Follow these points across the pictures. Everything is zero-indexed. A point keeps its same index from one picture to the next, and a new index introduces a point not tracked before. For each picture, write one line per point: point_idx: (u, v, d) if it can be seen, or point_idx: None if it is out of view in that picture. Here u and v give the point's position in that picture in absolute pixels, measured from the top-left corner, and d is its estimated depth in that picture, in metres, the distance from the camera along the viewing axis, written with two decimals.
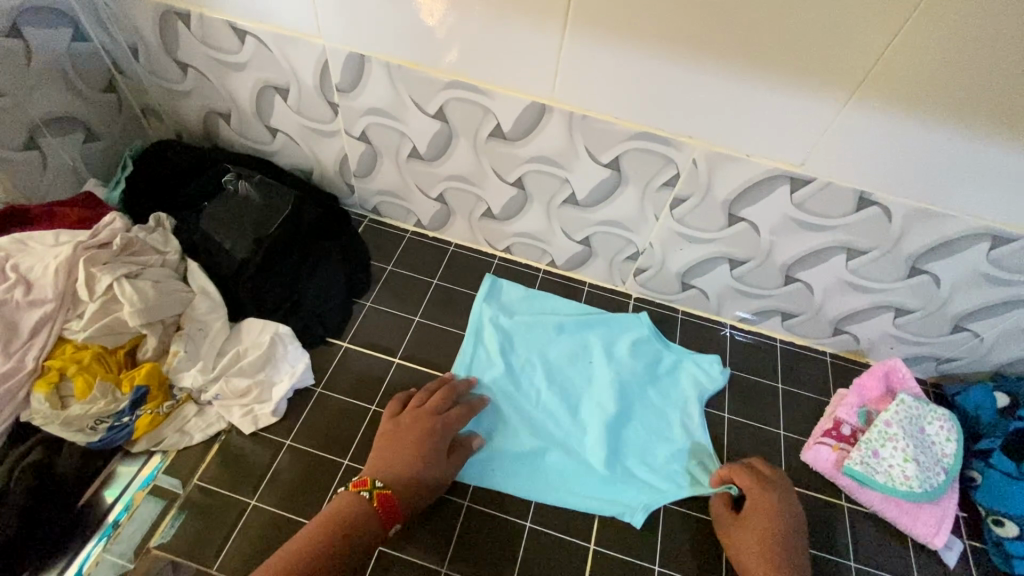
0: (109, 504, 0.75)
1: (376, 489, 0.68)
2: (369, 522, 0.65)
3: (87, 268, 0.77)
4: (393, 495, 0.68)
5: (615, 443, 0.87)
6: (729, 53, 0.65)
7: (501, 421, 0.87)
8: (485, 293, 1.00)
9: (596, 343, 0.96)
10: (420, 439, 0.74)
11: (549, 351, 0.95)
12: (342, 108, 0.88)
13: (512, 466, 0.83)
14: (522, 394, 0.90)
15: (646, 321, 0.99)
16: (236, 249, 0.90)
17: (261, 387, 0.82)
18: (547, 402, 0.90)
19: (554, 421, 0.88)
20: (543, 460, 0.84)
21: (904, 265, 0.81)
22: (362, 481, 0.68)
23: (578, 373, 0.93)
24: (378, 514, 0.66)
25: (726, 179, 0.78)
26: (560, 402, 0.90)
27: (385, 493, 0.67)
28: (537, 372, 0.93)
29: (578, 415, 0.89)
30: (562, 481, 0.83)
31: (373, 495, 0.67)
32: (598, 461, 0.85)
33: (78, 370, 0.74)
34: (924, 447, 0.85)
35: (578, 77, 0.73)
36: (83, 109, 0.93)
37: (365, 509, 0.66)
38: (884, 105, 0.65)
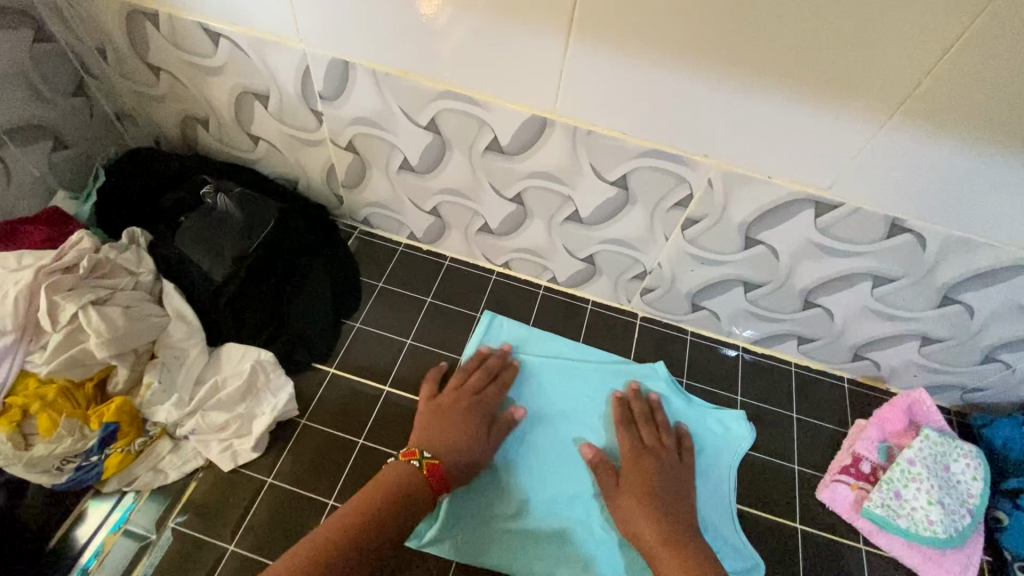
0: (81, 545, 0.71)
1: (425, 459, 0.69)
2: (418, 489, 0.67)
3: (50, 296, 0.72)
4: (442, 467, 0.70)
5: (620, 514, 0.80)
6: (753, 66, 0.58)
7: (494, 483, 0.81)
8: (482, 334, 0.92)
9: (605, 395, 0.89)
10: (465, 416, 0.77)
11: (550, 403, 0.88)
12: (327, 117, 0.82)
13: (505, 532, 0.77)
14: (519, 452, 0.84)
15: (664, 374, 0.92)
16: (215, 272, 0.83)
17: (241, 421, 0.77)
18: (546, 463, 0.83)
19: (552, 484, 0.82)
20: (538, 531, 0.78)
21: (936, 294, 0.75)
22: (412, 451, 0.70)
23: (583, 430, 0.86)
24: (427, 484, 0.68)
25: (744, 200, 0.71)
26: (560, 464, 0.83)
27: (433, 463, 0.69)
28: (537, 428, 0.86)
29: (578, 474, 0.83)
30: (559, 549, 0.77)
31: (424, 465, 0.69)
32: (598, 529, 0.79)
33: (42, 406, 0.69)
34: (949, 487, 0.79)
35: (583, 89, 0.66)
36: (50, 115, 0.86)
37: (416, 480, 0.67)
38: (927, 127, 0.58)
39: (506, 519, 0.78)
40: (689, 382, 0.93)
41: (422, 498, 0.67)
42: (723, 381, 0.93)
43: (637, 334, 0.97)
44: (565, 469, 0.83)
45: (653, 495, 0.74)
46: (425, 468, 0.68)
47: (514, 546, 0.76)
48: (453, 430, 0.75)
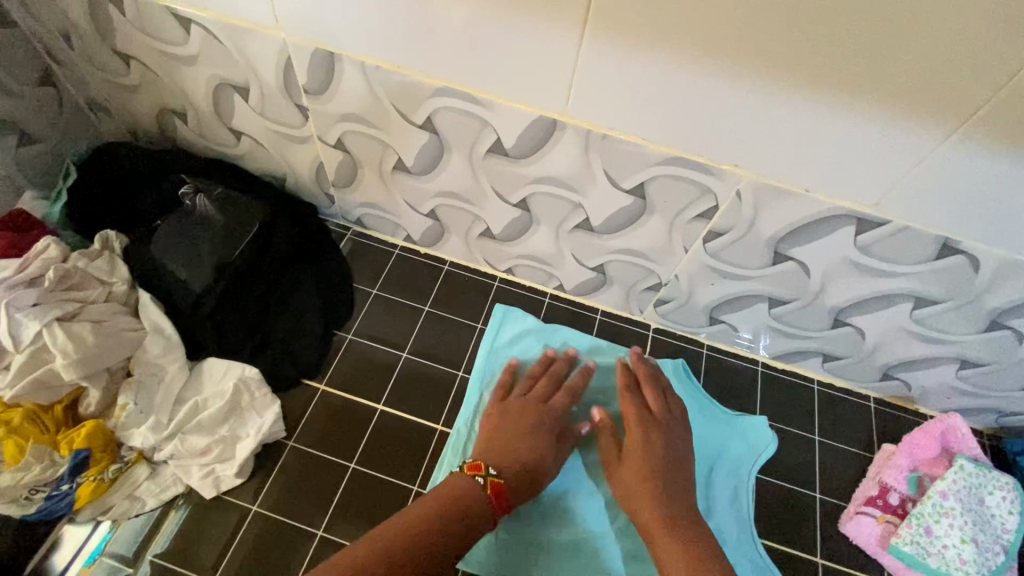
0: (56, 574, 0.66)
1: (490, 476, 0.64)
2: (517, 484, 0.66)
3: (11, 312, 0.66)
4: (505, 485, 0.64)
5: (634, 520, 0.74)
6: (799, 66, 0.50)
7: None
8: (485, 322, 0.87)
9: (621, 393, 0.84)
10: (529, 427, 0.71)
11: None
12: (313, 113, 0.74)
13: (512, 537, 0.72)
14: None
15: (678, 371, 0.86)
16: (193, 281, 0.77)
17: (224, 444, 0.71)
18: (556, 463, 0.77)
19: (562, 486, 0.76)
20: (545, 537, 0.73)
21: (983, 319, 0.68)
22: (475, 464, 0.64)
23: (598, 429, 0.80)
24: (489, 501, 0.62)
25: (776, 214, 0.64)
26: (571, 469, 0.78)
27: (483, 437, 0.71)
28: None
29: (589, 474, 0.77)
30: (569, 555, 0.72)
31: (487, 482, 0.63)
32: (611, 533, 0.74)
33: (7, 432, 0.64)
34: (983, 522, 0.74)
35: (598, 89, 0.58)
36: (13, 108, 0.78)
37: (504, 469, 0.66)
38: (997, 140, 0.50)
39: (511, 527, 0.73)
40: None
41: (518, 492, 0.66)
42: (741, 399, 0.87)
43: (649, 347, 0.90)
44: (576, 469, 0.77)
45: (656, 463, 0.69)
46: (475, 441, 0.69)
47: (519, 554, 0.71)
48: (517, 433, 0.70)
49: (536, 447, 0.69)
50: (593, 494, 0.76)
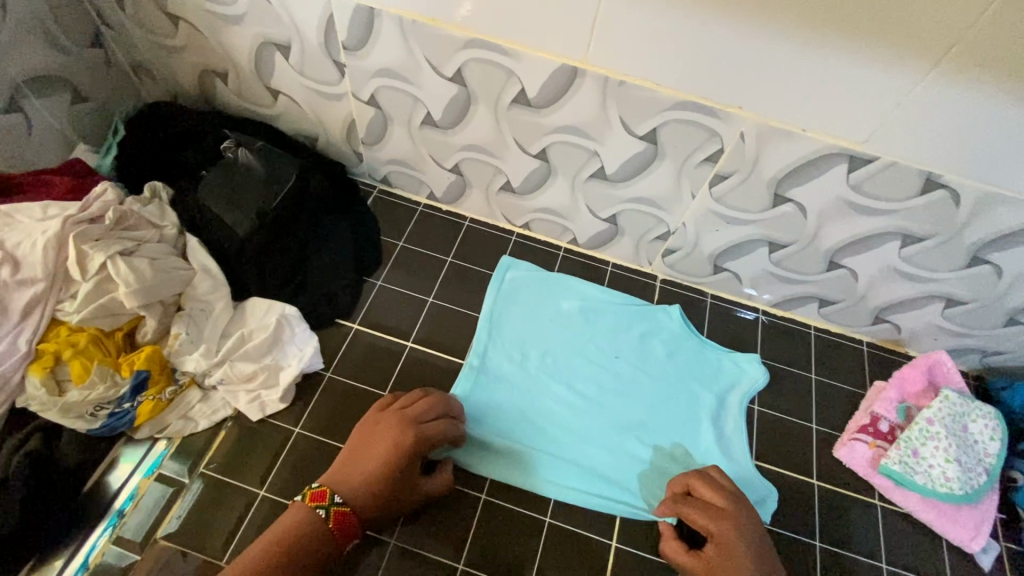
0: (116, 489, 0.72)
1: (333, 506, 0.62)
2: (373, 504, 0.64)
3: (78, 245, 0.72)
4: (351, 513, 0.63)
5: (639, 446, 0.82)
6: (797, 9, 0.56)
7: (522, 416, 0.82)
8: (500, 276, 0.94)
9: (628, 337, 0.91)
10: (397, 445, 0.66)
11: (573, 340, 0.90)
12: (349, 69, 0.80)
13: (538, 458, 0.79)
14: (542, 385, 0.85)
15: (677, 317, 0.93)
16: (238, 226, 0.84)
17: (268, 372, 0.78)
18: (568, 396, 0.85)
19: (573, 416, 0.83)
20: (569, 461, 0.80)
21: (964, 254, 0.74)
22: (319, 494, 0.62)
23: (604, 366, 0.88)
24: (331, 533, 0.61)
25: (776, 155, 0.70)
26: (587, 404, 0.84)
27: (341, 513, 0.62)
28: (558, 363, 0.87)
29: (605, 408, 0.84)
30: (593, 477, 0.79)
31: (330, 513, 0.62)
32: (629, 458, 0.81)
33: (74, 353, 0.70)
34: (966, 446, 0.80)
35: (616, 37, 0.64)
36: (69, 66, 0.85)
37: (355, 495, 0.64)
38: (971, 75, 0.56)
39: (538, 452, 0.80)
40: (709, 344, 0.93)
41: (375, 511, 0.65)
42: (742, 343, 0.94)
43: (658, 295, 0.97)
44: (584, 401, 0.85)
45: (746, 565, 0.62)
46: (331, 520, 0.61)
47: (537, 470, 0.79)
48: (377, 458, 0.65)
49: (393, 463, 0.65)
50: (617, 430, 0.83)
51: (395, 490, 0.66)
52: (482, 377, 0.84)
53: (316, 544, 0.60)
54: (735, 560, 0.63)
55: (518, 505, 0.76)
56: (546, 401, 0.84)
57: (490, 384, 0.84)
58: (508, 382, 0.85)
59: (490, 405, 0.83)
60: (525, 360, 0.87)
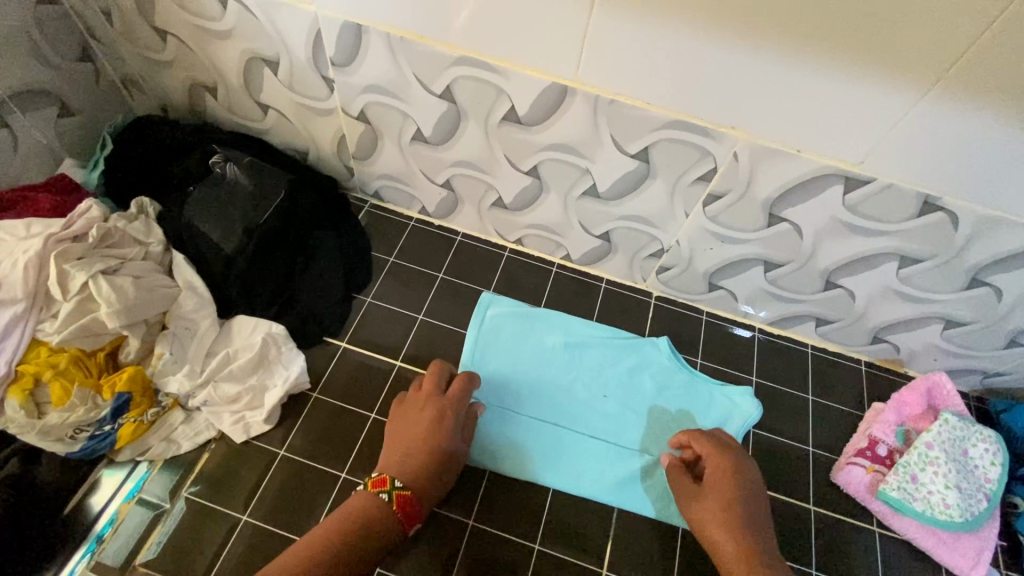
0: (96, 513, 0.70)
1: (395, 490, 0.63)
2: (427, 484, 0.66)
3: (59, 264, 0.71)
4: (412, 494, 0.64)
5: (632, 488, 0.79)
6: (791, 29, 0.55)
7: (509, 458, 0.80)
8: (483, 311, 0.91)
9: (616, 373, 0.88)
10: (436, 431, 0.69)
11: (560, 377, 0.87)
12: (338, 84, 0.79)
13: (527, 488, 0.78)
14: (527, 427, 0.83)
15: (666, 349, 0.90)
16: (224, 243, 0.83)
17: (253, 393, 0.76)
18: (554, 439, 0.82)
19: (563, 457, 0.81)
20: (560, 503, 0.78)
21: (964, 276, 0.73)
22: (379, 480, 0.63)
23: (590, 405, 0.86)
24: (395, 516, 0.62)
25: (770, 175, 0.69)
26: (576, 443, 0.82)
27: (405, 496, 0.63)
28: (544, 401, 0.85)
29: (595, 448, 0.82)
30: (586, 521, 0.77)
31: (393, 497, 0.62)
32: (623, 499, 0.78)
33: (54, 375, 0.69)
34: (966, 471, 0.78)
35: (606, 56, 0.63)
36: (56, 80, 0.84)
37: (410, 479, 0.65)
38: (970, 98, 0.55)
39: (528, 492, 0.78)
40: (704, 363, 0.91)
41: (430, 491, 0.66)
42: (738, 362, 0.92)
43: (652, 312, 0.95)
44: (571, 442, 0.82)
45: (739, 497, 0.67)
46: (396, 502, 0.62)
47: (525, 507, 0.77)
48: (421, 445, 0.68)
49: (434, 448, 0.68)
50: (608, 471, 0.80)
51: (444, 471, 0.68)
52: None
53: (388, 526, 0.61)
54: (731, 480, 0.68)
55: (508, 532, 0.75)
56: (532, 444, 0.81)
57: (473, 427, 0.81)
58: (495, 420, 0.82)
59: (477, 448, 0.80)
60: (509, 402, 0.84)
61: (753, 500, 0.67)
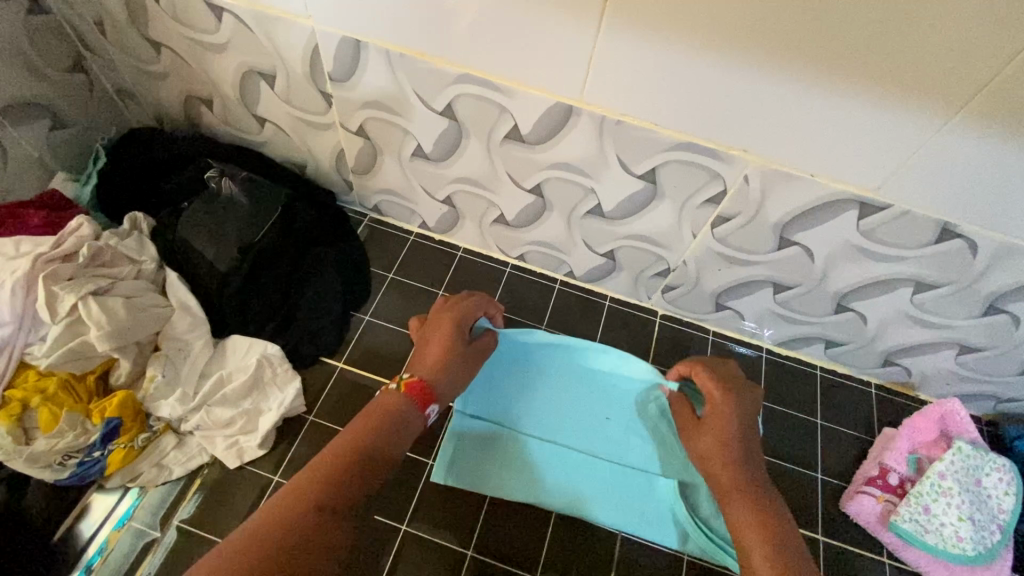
0: (86, 540, 0.69)
1: (405, 379, 0.62)
2: (440, 380, 0.64)
3: (48, 285, 0.69)
4: (424, 383, 0.62)
5: (635, 512, 0.77)
6: (808, 54, 0.52)
7: (509, 482, 0.78)
8: None
9: (618, 395, 0.84)
10: (443, 335, 0.68)
11: (561, 397, 0.85)
12: (336, 99, 0.77)
13: (528, 516, 0.76)
14: (528, 451, 0.81)
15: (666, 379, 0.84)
16: (219, 261, 0.81)
17: (248, 417, 0.74)
18: (557, 464, 0.80)
19: (563, 481, 0.79)
20: (562, 532, 0.75)
21: (981, 303, 0.70)
22: (389, 377, 0.64)
23: (594, 428, 0.83)
24: (412, 402, 0.60)
25: (782, 198, 0.66)
26: (578, 466, 0.80)
27: (415, 381, 0.62)
28: (545, 423, 0.83)
29: (596, 471, 0.80)
30: (588, 550, 0.74)
31: (402, 385, 0.61)
32: (626, 525, 0.76)
33: (42, 400, 0.67)
34: (980, 502, 0.76)
35: (614, 76, 0.61)
36: (48, 92, 0.82)
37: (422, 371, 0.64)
38: (995, 126, 0.52)
39: (529, 520, 0.76)
40: None
41: (444, 386, 0.64)
42: None
43: (656, 332, 0.93)
44: (574, 467, 0.80)
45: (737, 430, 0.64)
46: (404, 387, 0.61)
47: (525, 535, 0.75)
48: (431, 342, 0.67)
49: (445, 346, 0.67)
50: (610, 495, 0.78)
51: (452, 370, 0.66)
52: (461, 446, 0.80)
53: (402, 412, 0.59)
54: (728, 407, 0.66)
55: (508, 563, 0.73)
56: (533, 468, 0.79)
57: (473, 454, 0.79)
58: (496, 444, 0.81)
59: (477, 471, 0.78)
60: (509, 427, 0.82)
61: (751, 424, 0.65)
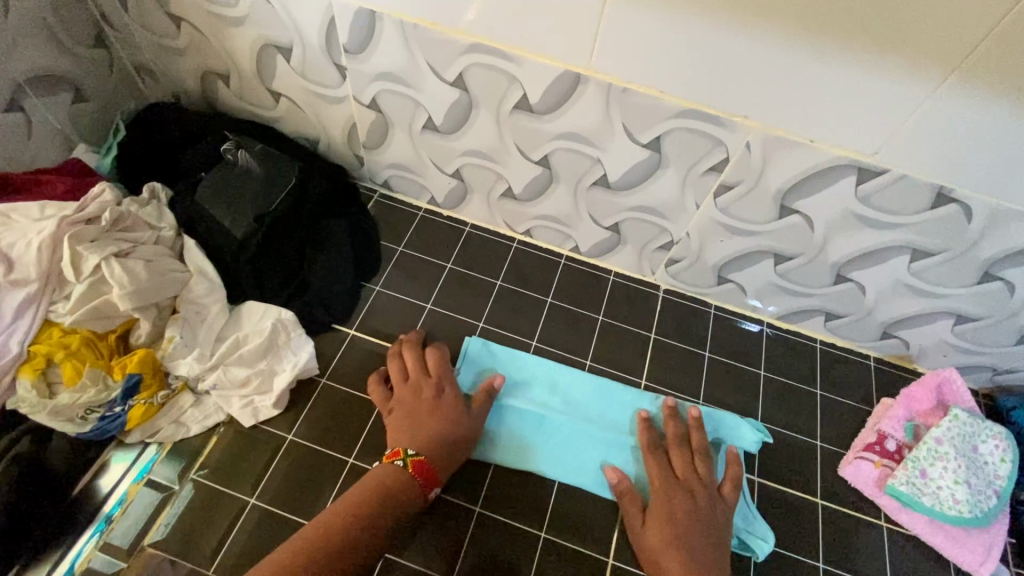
0: (103, 496, 0.71)
1: (410, 456, 0.66)
2: (438, 448, 0.68)
3: (73, 246, 0.72)
4: (428, 459, 0.66)
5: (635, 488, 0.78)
6: (808, 18, 0.55)
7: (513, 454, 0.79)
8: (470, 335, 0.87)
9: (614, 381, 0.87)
10: (431, 407, 0.71)
11: (560, 377, 0.86)
12: (351, 72, 0.79)
13: (534, 478, 0.78)
14: (531, 418, 0.82)
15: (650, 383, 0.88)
16: (236, 228, 0.83)
17: (262, 377, 0.77)
18: (559, 429, 0.82)
19: (565, 455, 0.80)
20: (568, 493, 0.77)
21: (976, 270, 0.72)
22: (394, 451, 0.66)
23: (593, 395, 0.85)
24: (415, 481, 0.64)
25: (783, 165, 0.68)
26: (580, 441, 0.81)
27: (419, 459, 0.65)
28: (547, 398, 0.84)
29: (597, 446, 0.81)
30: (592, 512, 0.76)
31: (408, 464, 0.65)
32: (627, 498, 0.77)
33: (66, 355, 0.70)
34: (976, 468, 0.78)
35: (619, 43, 0.63)
36: (71, 66, 0.84)
37: (422, 443, 0.68)
38: (986, 87, 0.55)
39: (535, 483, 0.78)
40: (711, 356, 0.91)
41: (444, 457, 0.68)
42: (747, 356, 0.92)
43: (659, 305, 0.95)
44: (576, 431, 0.81)
45: (681, 527, 0.68)
46: (411, 465, 0.65)
47: (532, 495, 0.77)
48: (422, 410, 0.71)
49: (439, 414, 0.70)
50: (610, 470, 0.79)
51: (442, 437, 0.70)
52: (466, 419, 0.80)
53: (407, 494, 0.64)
54: (675, 503, 0.70)
55: (514, 520, 0.75)
56: (536, 439, 0.80)
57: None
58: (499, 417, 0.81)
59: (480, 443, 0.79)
60: (509, 395, 0.83)
61: (703, 527, 0.68)
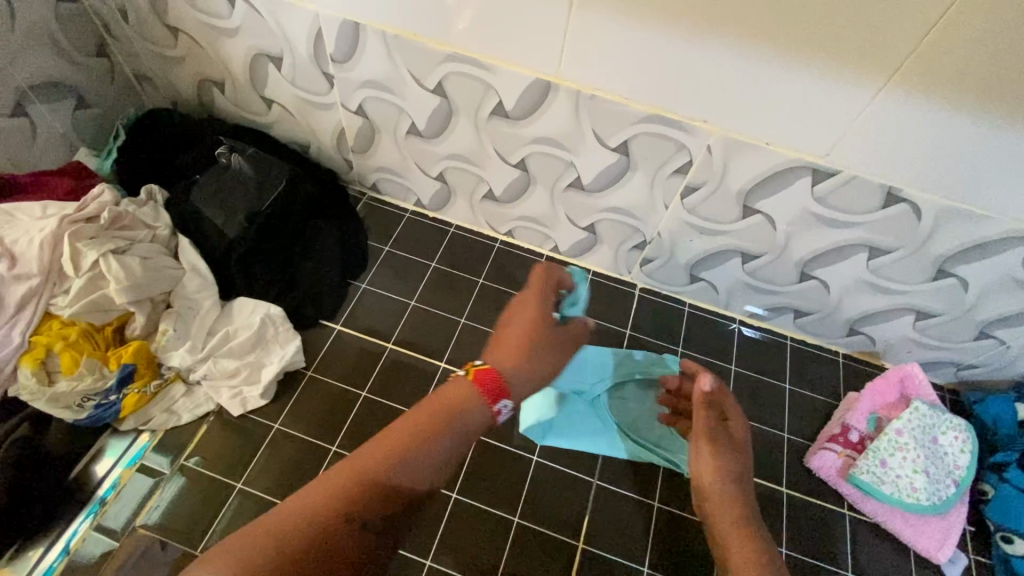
0: (98, 480, 0.74)
1: (474, 366, 0.60)
2: (515, 358, 0.61)
3: (72, 243, 0.77)
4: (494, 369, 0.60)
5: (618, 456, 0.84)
6: (757, 29, 0.59)
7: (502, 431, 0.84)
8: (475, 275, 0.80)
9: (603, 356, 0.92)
10: (538, 321, 0.65)
11: None
12: (339, 80, 0.84)
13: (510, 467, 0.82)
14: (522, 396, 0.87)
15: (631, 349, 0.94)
16: (229, 228, 0.88)
17: (251, 368, 0.80)
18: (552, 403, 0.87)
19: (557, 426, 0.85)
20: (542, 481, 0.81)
21: (930, 267, 0.76)
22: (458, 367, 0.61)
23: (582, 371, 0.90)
24: (475, 394, 0.58)
25: (743, 167, 0.72)
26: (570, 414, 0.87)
27: (482, 368, 0.60)
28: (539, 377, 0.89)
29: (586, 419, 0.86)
30: (563, 499, 0.80)
31: (470, 372, 0.60)
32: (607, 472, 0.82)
33: (64, 345, 0.74)
34: (936, 458, 0.81)
35: (585, 53, 0.67)
36: (74, 74, 0.89)
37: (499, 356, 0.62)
38: (922, 93, 0.59)
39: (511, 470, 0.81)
40: (685, 352, 0.95)
41: (537, 367, 0.61)
42: (719, 352, 0.95)
43: (636, 303, 0.99)
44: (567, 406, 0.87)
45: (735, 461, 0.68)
46: (472, 374, 0.59)
47: (507, 483, 0.80)
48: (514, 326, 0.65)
49: (540, 328, 0.64)
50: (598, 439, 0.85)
51: (546, 353, 0.63)
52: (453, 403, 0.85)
53: (452, 421, 0.57)
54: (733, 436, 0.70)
55: (490, 506, 0.79)
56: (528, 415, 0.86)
57: None
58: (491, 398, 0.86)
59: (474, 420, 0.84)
60: None
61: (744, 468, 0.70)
